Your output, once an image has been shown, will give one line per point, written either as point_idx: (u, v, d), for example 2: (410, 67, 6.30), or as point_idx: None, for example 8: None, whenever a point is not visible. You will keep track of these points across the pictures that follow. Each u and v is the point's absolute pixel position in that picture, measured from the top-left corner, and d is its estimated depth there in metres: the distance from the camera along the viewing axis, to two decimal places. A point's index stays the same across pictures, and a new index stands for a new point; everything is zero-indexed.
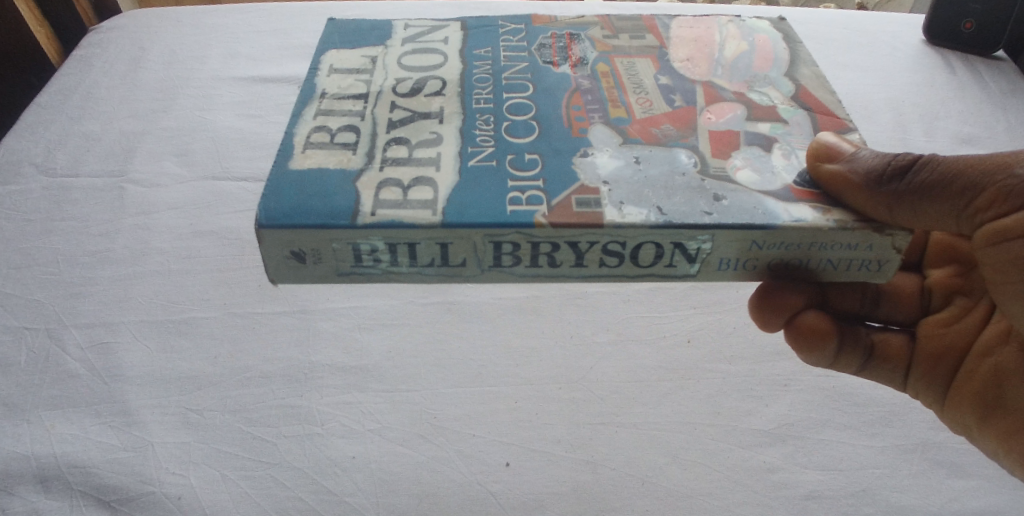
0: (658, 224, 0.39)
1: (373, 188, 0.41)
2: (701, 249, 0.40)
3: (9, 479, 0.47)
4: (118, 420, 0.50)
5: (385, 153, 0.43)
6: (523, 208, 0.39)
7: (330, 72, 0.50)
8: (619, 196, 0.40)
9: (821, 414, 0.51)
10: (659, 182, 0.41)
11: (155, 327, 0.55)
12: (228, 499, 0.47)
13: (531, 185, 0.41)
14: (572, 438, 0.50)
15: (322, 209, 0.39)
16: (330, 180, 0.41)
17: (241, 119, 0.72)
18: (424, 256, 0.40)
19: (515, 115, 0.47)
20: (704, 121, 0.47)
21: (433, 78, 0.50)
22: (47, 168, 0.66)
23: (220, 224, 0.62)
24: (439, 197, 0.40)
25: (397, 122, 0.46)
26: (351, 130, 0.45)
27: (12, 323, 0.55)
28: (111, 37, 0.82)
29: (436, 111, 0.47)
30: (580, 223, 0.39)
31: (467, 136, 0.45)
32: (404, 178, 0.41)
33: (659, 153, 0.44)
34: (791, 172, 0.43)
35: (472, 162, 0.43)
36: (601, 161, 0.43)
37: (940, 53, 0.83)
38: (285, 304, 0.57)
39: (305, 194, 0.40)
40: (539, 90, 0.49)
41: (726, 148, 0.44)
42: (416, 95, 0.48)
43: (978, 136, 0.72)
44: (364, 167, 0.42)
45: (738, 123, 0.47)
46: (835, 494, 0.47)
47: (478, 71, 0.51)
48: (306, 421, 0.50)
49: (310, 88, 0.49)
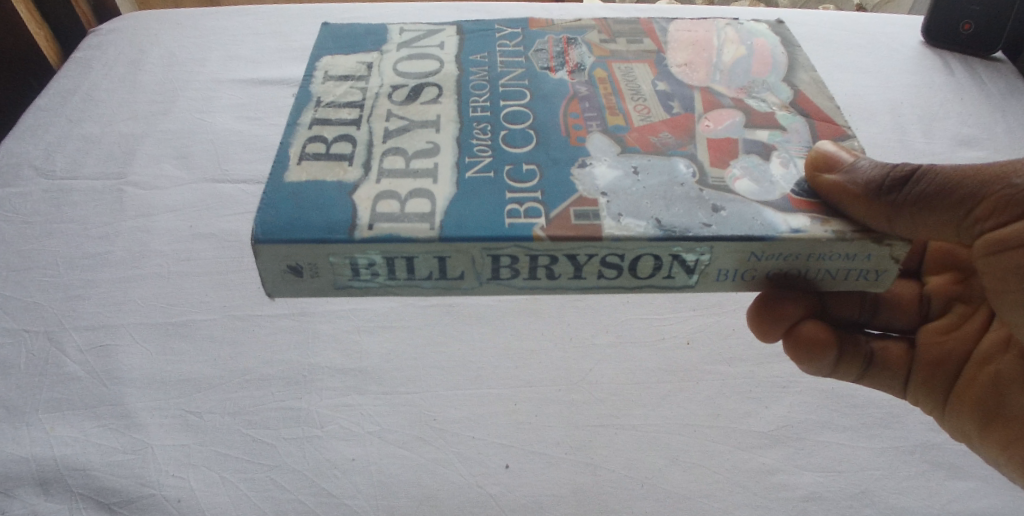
0: (657, 235, 0.39)
1: (370, 200, 0.41)
2: (699, 261, 0.40)
3: (9, 482, 0.47)
4: (118, 423, 0.50)
5: (382, 164, 0.43)
6: (520, 221, 0.39)
7: (325, 79, 0.50)
8: (618, 207, 0.40)
9: (820, 416, 0.51)
10: (658, 193, 0.42)
11: (154, 330, 0.55)
12: (229, 501, 0.47)
13: (529, 196, 0.41)
14: (572, 439, 0.50)
15: (319, 222, 0.39)
16: (326, 193, 0.41)
17: (240, 121, 0.72)
18: (422, 269, 0.40)
19: (513, 124, 0.47)
20: (704, 129, 0.47)
21: (430, 85, 0.50)
22: (47, 170, 0.66)
23: (220, 226, 0.62)
24: (436, 210, 0.40)
25: (393, 132, 0.46)
26: (347, 140, 0.45)
27: (12, 326, 0.55)
28: (110, 39, 0.82)
29: (432, 120, 0.47)
30: (578, 235, 0.39)
31: (464, 145, 0.45)
32: (400, 190, 0.41)
33: (659, 163, 0.44)
34: (789, 181, 0.43)
35: (470, 173, 0.43)
36: (601, 171, 0.43)
37: (939, 54, 0.83)
38: (285, 307, 0.57)
39: (302, 207, 0.40)
40: (536, 97, 0.49)
41: (727, 157, 0.44)
42: (412, 103, 0.48)
43: (976, 138, 0.73)
44: (361, 179, 0.42)
45: (737, 131, 0.47)
46: (834, 496, 0.47)
47: (475, 77, 0.51)
48: (306, 423, 0.50)
49: (305, 96, 0.49)
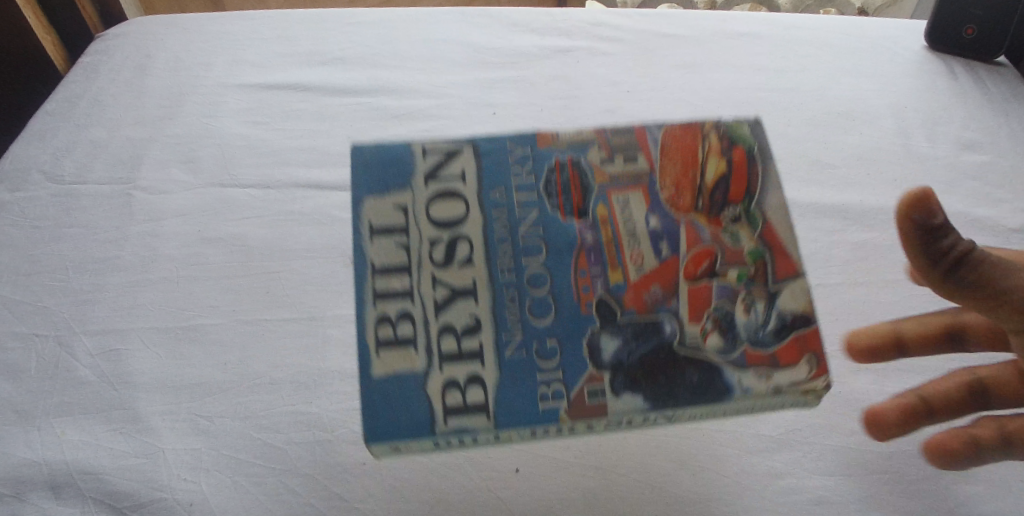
0: (658, 399, 0.42)
1: (442, 403, 0.42)
2: (695, 416, 0.43)
3: (22, 486, 0.47)
4: (129, 427, 0.50)
5: (452, 322, 0.43)
6: (553, 404, 0.42)
7: (437, 133, 0.48)
8: (630, 286, 0.43)
9: (827, 420, 0.51)
10: (669, 250, 0.44)
11: (163, 334, 0.55)
12: (240, 505, 0.47)
13: (559, 380, 0.42)
14: (583, 444, 0.50)
15: (392, 434, 0.41)
16: (406, 387, 0.42)
17: (247, 126, 0.73)
18: (500, 429, 0.42)
19: (586, 211, 0.45)
20: (706, 131, 0.46)
21: (509, 133, 0.47)
22: (55, 175, 0.67)
23: (228, 230, 0.63)
24: (489, 341, 0.42)
25: (466, 227, 0.44)
26: (377, 159, 0.46)
27: (23, 331, 0.55)
28: (116, 44, 0.82)
29: (509, 200, 0.45)
30: (593, 415, 0.42)
31: (536, 281, 0.43)
32: (465, 377, 0.42)
33: (666, 198, 0.45)
34: (786, 240, 0.44)
35: (534, 342, 0.42)
36: (625, 208, 0.44)
37: (942, 59, 0.83)
38: (293, 310, 0.57)
39: (384, 409, 0.42)
40: (608, 132, 0.47)
41: (729, 191, 0.45)
42: (489, 160, 0.46)
43: (979, 142, 0.73)
44: (432, 365, 0.42)
45: (739, 134, 0.46)
46: (841, 499, 0.48)
47: (562, 121, 0.48)
48: (316, 427, 0.50)
49: (388, 146, 0.47)
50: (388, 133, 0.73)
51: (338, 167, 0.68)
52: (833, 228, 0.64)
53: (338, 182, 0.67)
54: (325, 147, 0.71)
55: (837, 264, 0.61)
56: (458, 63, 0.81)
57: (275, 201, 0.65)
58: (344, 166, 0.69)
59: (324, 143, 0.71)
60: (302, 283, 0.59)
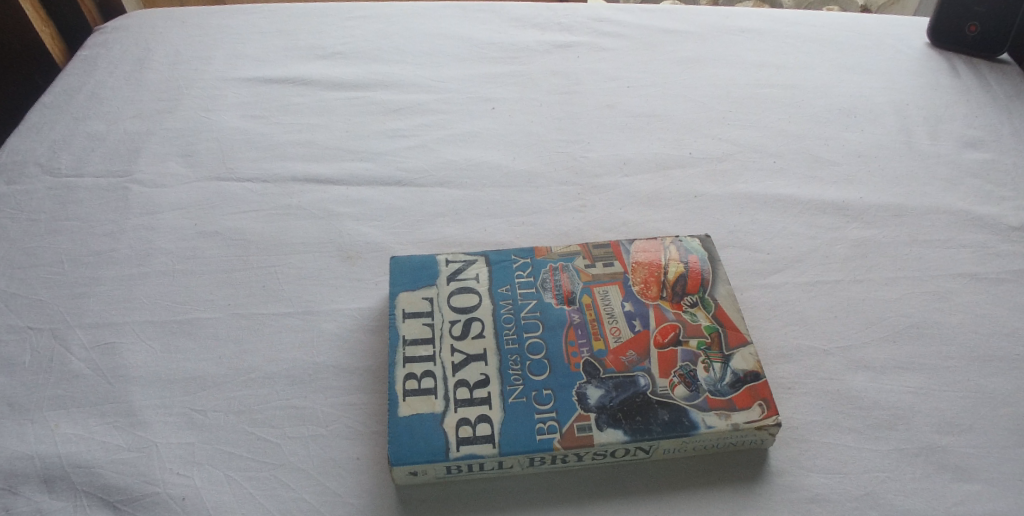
0: (636, 431, 0.46)
1: (457, 436, 0.46)
2: (669, 449, 0.48)
3: (13, 479, 0.47)
4: (122, 420, 0.50)
5: (469, 370, 0.49)
6: (550, 436, 0.46)
7: (460, 259, 0.57)
8: (610, 351, 0.50)
9: (825, 418, 0.51)
10: (640, 326, 0.52)
11: (159, 327, 0.55)
12: (232, 500, 0.46)
13: (558, 418, 0.47)
14: None
15: (414, 455, 0.45)
16: (426, 425, 0.46)
17: (245, 120, 0.72)
18: (509, 462, 0.46)
19: (577, 304, 0.54)
20: (670, 258, 0.57)
21: (516, 254, 0.57)
22: (52, 168, 0.66)
23: (225, 224, 0.62)
24: (497, 392, 0.48)
25: (484, 312, 0.53)
26: (409, 266, 0.56)
27: (17, 323, 0.55)
28: (115, 38, 0.82)
29: (518, 306, 0.54)
30: (586, 445, 0.46)
31: (540, 366, 0.50)
32: (480, 417, 0.47)
33: (637, 291, 0.54)
34: (736, 320, 0.52)
35: (539, 397, 0.48)
36: (605, 299, 0.54)
37: (945, 56, 0.83)
38: (290, 305, 0.57)
39: (407, 439, 0.46)
40: (599, 289, 0.55)
41: (688, 285, 0.55)
42: (502, 277, 0.56)
43: (982, 140, 0.72)
44: (451, 409, 0.47)
45: (694, 248, 0.58)
46: (839, 498, 0.47)
47: (558, 252, 0.57)
48: (310, 422, 0.50)
49: (419, 265, 0.56)
50: (384, 126, 0.72)
51: (336, 161, 0.68)
52: (834, 226, 0.64)
53: (336, 176, 0.67)
54: (322, 142, 0.70)
55: (838, 261, 0.61)
56: (458, 58, 0.81)
57: (273, 195, 0.65)
58: (341, 161, 0.68)
59: (322, 137, 0.71)
60: (298, 277, 0.59)
